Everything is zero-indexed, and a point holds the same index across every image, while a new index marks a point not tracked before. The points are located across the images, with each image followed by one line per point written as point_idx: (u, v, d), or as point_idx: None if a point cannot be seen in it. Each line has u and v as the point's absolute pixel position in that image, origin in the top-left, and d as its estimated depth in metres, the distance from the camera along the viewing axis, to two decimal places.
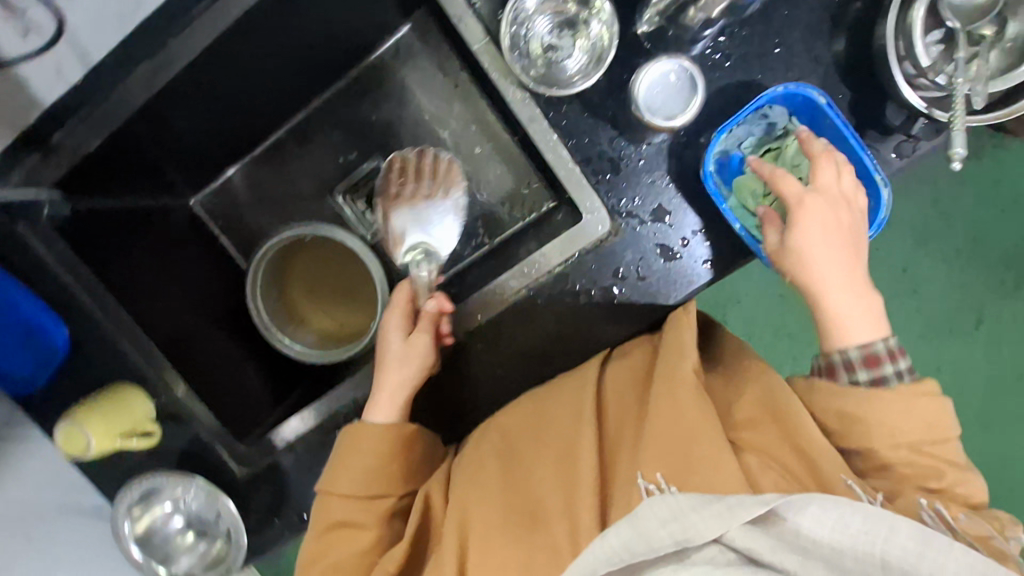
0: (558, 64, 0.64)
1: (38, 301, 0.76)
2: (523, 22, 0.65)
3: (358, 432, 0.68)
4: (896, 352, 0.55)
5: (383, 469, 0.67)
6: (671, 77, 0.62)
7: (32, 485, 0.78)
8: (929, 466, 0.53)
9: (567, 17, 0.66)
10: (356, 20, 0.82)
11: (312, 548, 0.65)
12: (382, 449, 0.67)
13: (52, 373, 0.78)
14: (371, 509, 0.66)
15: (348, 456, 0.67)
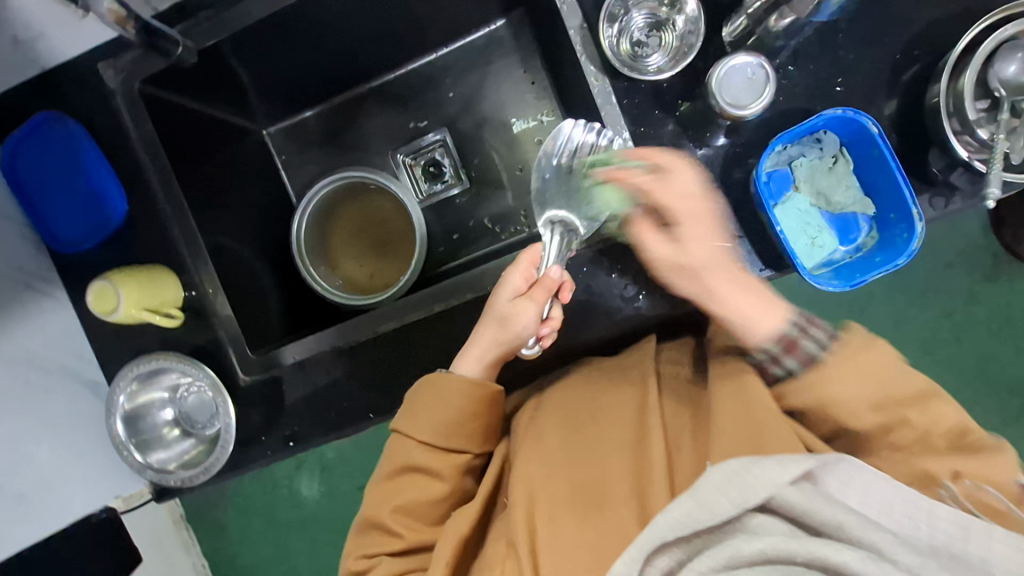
0: (641, 60, 0.70)
1: (111, 171, 0.81)
2: (619, 15, 0.70)
3: (440, 383, 0.68)
4: (805, 326, 0.59)
5: (461, 426, 0.68)
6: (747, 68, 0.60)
7: (45, 345, 0.80)
8: (915, 422, 0.57)
9: (659, 17, 0.71)
10: (460, 4, 0.91)
11: (382, 489, 0.69)
12: (461, 404, 0.67)
13: (100, 240, 0.81)
14: (448, 460, 0.68)
15: (429, 405, 0.68)
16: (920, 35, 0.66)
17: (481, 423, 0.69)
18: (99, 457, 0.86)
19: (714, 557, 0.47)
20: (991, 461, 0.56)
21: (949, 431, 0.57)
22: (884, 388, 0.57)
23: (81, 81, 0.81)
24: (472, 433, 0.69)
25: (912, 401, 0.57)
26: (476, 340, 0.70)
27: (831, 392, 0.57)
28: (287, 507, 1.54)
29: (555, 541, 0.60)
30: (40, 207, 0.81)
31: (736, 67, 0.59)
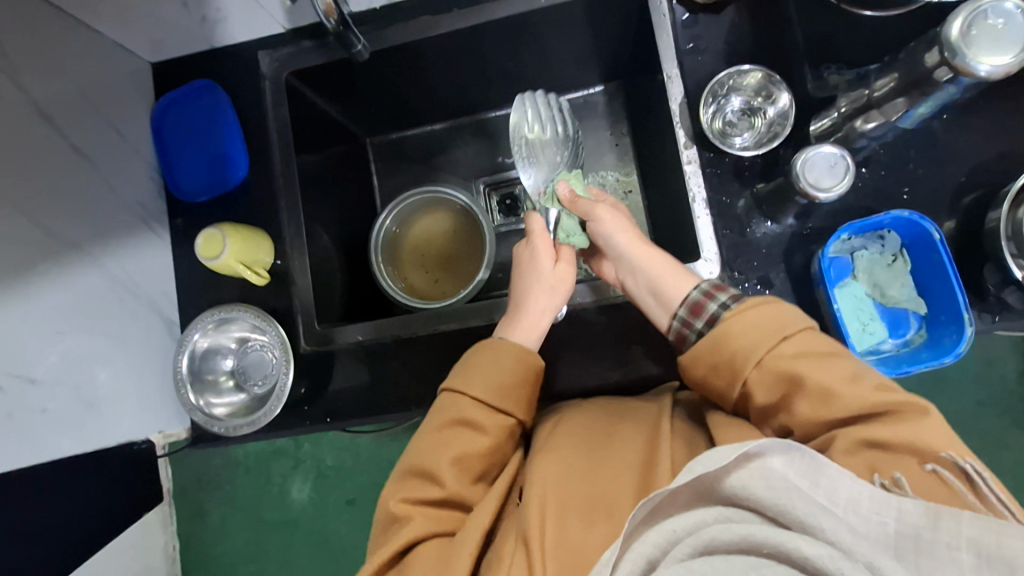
0: (729, 138, 0.79)
1: (242, 140, 0.91)
2: (719, 96, 0.79)
3: (491, 341, 0.74)
4: (710, 292, 0.67)
5: (507, 390, 0.70)
6: (833, 158, 0.69)
7: (141, 277, 0.87)
8: (817, 371, 0.58)
9: (753, 105, 0.80)
10: (569, 66, 1.03)
11: (425, 443, 0.69)
12: (512, 367, 0.71)
13: (214, 196, 0.90)
14: (492, 420, 0.69)
15: (483, 368, 0.71)
16: (984, 165, 0.74)
17: (526, 391, 0.72)
18: (150, 391, 0.90)
19: (687, 544, 0.50)
20: (920, 423, 0.54)
21: (873, 386, 0.57)
22: (781, 341, 0.59)
23: (238, 61, 0.94)
24: (524, 404, 0.72)
25: (816, 356, 0.59)
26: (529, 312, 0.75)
27: (736, 344, 0.61)
28: (273, 507, 1.36)
29: (562, 539, 0.57)
30: (175, 157, 0.91)
31: (819, 159, 0.68)
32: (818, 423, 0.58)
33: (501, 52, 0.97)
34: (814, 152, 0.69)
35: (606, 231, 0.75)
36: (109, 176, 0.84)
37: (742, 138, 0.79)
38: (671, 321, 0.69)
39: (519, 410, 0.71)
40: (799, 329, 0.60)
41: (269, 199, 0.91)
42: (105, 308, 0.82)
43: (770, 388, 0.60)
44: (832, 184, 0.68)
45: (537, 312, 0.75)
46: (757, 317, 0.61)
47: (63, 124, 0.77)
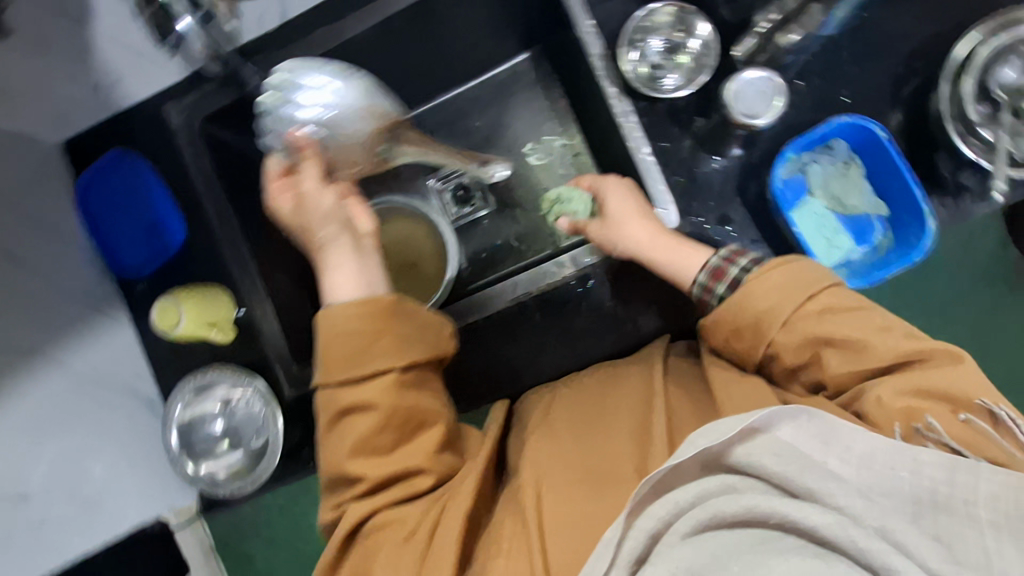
0: (658, 81, 0.76)
1: (172, 202, 0.88)
2: (637, 41, 0.76)
3: (324, 312, 0.68)
4: (730, 257, 0.67)
5: (365, 350, 0.66)
6: (764, 82, 0.71)
7: (108, 361, 0.85)
8: (845, 328, 0.60)
9: (674, 41, 0.75)
10: (485, 39, 0.99)
11: (331, 440, 0.67)
12: (360, 324, 0.67)
13: (158, 265, 0.88)
14: (369, 386, 0.65)
15: (331, 342, 0.66)
16: (920, 48, 0.71)
17: (390, 335, 0.67)
18: (150, 470, 0.89)
19: (691, 518, 0.48)
20: (955, 370, 0.56)
21: (902, 336, 0.59)
22: (807, 299, 0.61)
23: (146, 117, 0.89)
24: (397, 350, 0.67)
25: (844, 310, 0.60)
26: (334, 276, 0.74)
27: (756, 304, 0.62)
28: (310, 539, 1.38)
29: (562, 519, 0.56)
30: (109, 233, 0.88)
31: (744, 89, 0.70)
32: (851, 376, 0.60)
33: (411, 43, 0.93)
34: (745, 79, 0.70)
35: (630, 245, 0.72)
36: (45, 268, 0.81)
37: (670, 78, 0.76)
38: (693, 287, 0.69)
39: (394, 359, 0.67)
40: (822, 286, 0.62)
41: (216, 252, 0.89)
42: (81, 401, 0.80)
43: (795, 347, 0.61)
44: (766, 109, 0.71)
45: (344, 244, 0.76)
46: (783, 274, 0.62)
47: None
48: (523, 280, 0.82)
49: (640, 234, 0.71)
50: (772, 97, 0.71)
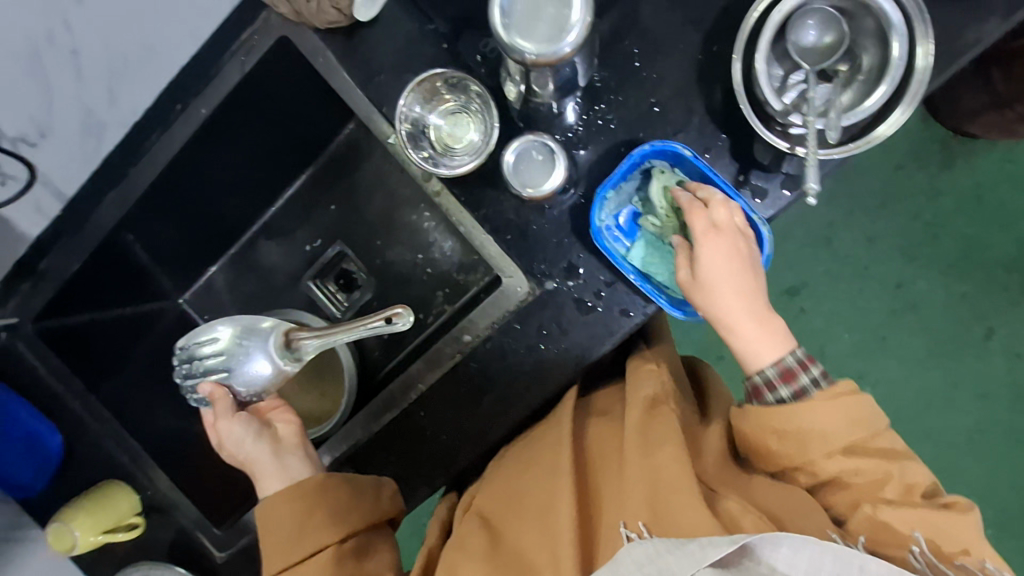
0: (458, 146, 0.72)
1: (35, 412, 0.83)
2: (420, 124, 0.71)
3: (262, 506, 0.70)
4: (804, 361, 0.63)
5: (305, 532, 0.68)
6: (527, 151, 0.67)
7: None
8: (867, 463, 0.61)
9: (452, 107, 0.72)
10: (300, 129, 0.91)
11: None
12: (291, 513, 0.69)
13: (49, 477, 0.85)
14: (312, 571, 0.67)
15: (272, 533, 0.69)
16: (714, 29, 0.65)
17: (320, 518, 0.69)
18: None
19: None
20: (914, 479, 0.62)
21: (908, 478, 0.62)
22: (865, 433, 0.61)
23: None
24: (326, 527, 0.69)
25: (851, 420, 0.60)
26: (262, 479, 0.72)
27: (774, 421, 0.61)
28: None
29: None
30: None
31: (513, 164, 0.67)
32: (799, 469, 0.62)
33: (213, 169, 0.87)
34: (515, 164, 0.67)
35: (722, 312, 0.63)
36: None
37: (466, 147, 0.70)
38: (755, 376, 0.64)
39: (325, 538, 0.68)
40: (867, 432, 0.61)
41: (100, 447, 0.85)
42: None
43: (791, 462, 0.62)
44: (545, 174, 0.67)
45: (268, 451, 0.73)
46: (765, 356, 0.64)
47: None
48: (402, 381, 0.77)
49: (726, 305, 0.62)
50: (543, 158, 0.67)
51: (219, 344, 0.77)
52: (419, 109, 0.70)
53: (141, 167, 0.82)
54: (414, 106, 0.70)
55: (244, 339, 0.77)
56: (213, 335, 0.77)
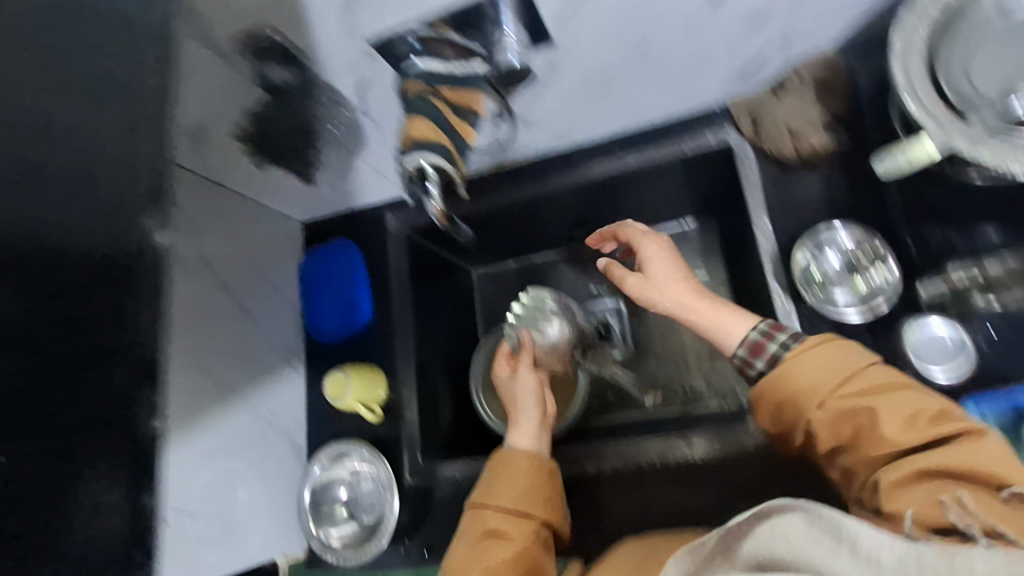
0: (832, 293, 0.77)
1: (367, 288, 1.07)
2: (818, 253, 0.79)
3: (504, 455, 0.83)
4: (769, 331, 0.65)
5: (524, 492, 0.78)
6: (938, 331, 0.73)
7: (281, 407, 1.01)
8: (937, 455, 0.53)
9: (858, 261, 0.77)
10: (660, 207, 1.08)
11: (463, 554, 0.73)
12: (524, 474, 0.80)
13: (345, 336, 1.06)
14: (511, 522, 0.75)
15: (498, 480, 0.80)
16: None
17: (547, 497, 0.79)
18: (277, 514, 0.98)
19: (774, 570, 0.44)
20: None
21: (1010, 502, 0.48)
22: (868, 392, 0.57)
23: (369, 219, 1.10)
24: (546, 504, 0.78)
25: (879, 392, 0.57)
26: (516, 433, 0.88)
27: (798, 381, 0.60)
28: None
29: None
30: (315, 302, 1.08)
31: (919, 334, 0.73)
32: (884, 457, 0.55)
33: (589, 200, 1.03)
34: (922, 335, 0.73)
35: (809, 402, 0.59)
36: (268, 328, 1.01)
37: (846, 296, 0.77)
38: (733, 359, 0.67)
39: (539, 510, 0.77)
40: (854, 364, 0.59)
41: (390, 340, 1.04)
42: (257, 439, 0.95)
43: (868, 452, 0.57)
44: (947, 359, 0.71)
45: (536, 412, 0.90)
46: (887, 414, 0.56)
47: (215, 260, 0.91)
48: (654, 447, 0.85)
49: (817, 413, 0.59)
50: (950, 341, 0.72)
51: (538, 312, 0.96)
52: (817, 246, 0.79)
53: (555, 168, 0.99)
54: (815, 243, 0.79)
55: (551, 318, 0.97)
56: (528, 300, 0.97)
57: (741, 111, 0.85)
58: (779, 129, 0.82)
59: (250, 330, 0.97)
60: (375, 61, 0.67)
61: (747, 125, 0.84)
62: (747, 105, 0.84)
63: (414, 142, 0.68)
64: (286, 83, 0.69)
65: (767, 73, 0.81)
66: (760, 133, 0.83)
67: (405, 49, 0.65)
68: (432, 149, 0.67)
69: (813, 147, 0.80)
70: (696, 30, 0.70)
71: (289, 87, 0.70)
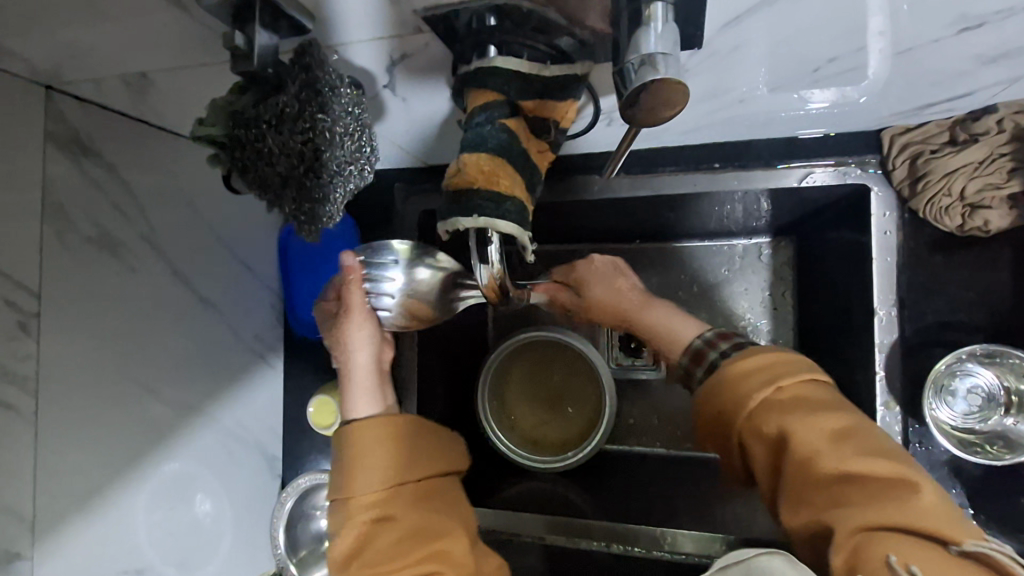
0: (947, 413, 0.66)
1: None
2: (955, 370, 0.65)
3: (349, 433, 0.58)
4: (713, 340, 0.61)
5: (395, 458, 0.57)
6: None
7: (251, 411, 0.84)
8: (898, 508, 0.41)
9: (994, 393, 0.65)
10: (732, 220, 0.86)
11: (342, 549, 0.54)
12: (382, 439, 0.57)
13: None
14: (399, 499, 0.55)
15: (354, 459, 0.56)
16: None
17: (415, 450, 0.59)
18: (250, 534, 0.83)
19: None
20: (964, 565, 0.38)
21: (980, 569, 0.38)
22: (842, 427, 0.47)
23: (374, 186, 0.85)
24: (417, 459, 0.59)
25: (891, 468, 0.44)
26: (355, 395, 0.61)
27: (747, 368, 0.53)
28: None
29: None
30: (297, 284, 0.87)
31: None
32: (817, 469, 0.46)
33: (659, 212, 0.78)
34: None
35: (811, 436, 0.47)
36: (237, 320, 0.81)
37: (970, 408, 0.66)
38: (678, 365, 0.64)
39: (408, 473, 0.57)
40: (793, 378, 0.51)
41: None
42: (222, 456, 0.79)
43: (793, 451, 0.47)
44: None
45: (371, 371, 0.62)
46: (816, 413, 0.48)
47: (171, 251, 0.69)
48: (672, 535, 0.75)
49: (752, 392, 0.51)
50: None
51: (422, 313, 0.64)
52: (953, 360, 0.63)
53: (629, 173, 0.71)
54: (955, 357, 0.63)
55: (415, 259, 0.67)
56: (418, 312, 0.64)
57: (901, 155, 0.62)
58: (951, 194, 0.62)
59: (215, 322, 0.77)
60: (419, 32, 0.45)
61: (903, 173, 0.63)
62: (911, 148, 0.61)
63: (469, 191, 0.45)
64: (267, 66, 0.44)
65: (955, 109, 0.58)
66: (921, 193, 0.63)
67: (472, 30, 0.42)
68: (498, 206, 0.45)
69: (985, 224, 0.62)
70: (902, 57, 0.49)
71: (269, 72, 0.44)
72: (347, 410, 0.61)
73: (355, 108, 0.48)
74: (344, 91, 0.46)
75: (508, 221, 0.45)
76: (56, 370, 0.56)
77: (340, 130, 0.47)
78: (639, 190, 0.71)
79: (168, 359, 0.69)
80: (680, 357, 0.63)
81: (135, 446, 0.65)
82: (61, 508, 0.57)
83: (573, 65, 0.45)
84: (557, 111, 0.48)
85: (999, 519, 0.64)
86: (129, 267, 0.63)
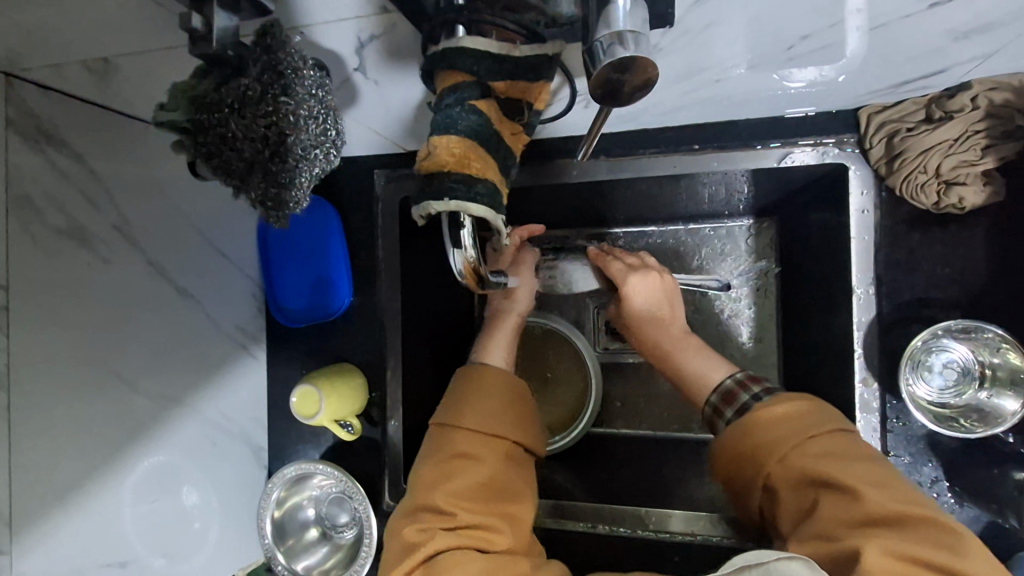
0: (923, 389, 0.67)
1: (347, 263, 0.84)
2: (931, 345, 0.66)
3: (479, 373, 0.67)
4: (745, 382, 0.61)
5: (503, 418, 0.63)
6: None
7: (233, 401, 0.84)
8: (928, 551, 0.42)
9: (968, 366, 0.66)
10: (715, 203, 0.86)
11: (426, 477, 0.59)
12: (501, 393, 0.65)
13: (314, 322, 0.85)
14: (487, 454, 0.60)
15: (473, 403, 0.64)
16: None
17: (520, 421, 0.64)
18: (237, 525, 0.83)
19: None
20: None
21: None
22: (877, 478, 0.48)
23: (354, 173, 0.84)
24: (519, 432, 0.64)
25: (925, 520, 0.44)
26: (497, 339, 0.71)
27: (782, 411, 0.54)
28: None
29: None
30: (278, 274, 0.86)
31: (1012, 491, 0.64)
32: (846, 510, 0.46)
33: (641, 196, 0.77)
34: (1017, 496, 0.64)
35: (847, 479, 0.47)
36: (216, 310, 0.80)
37: (946, 383, 0.67)
38: (705, 407, 0.63)
39: (510, 439, 0.63)
40: (827, 426, 0.52)
41: (374, 331, 0.85)
42: (206, 448, 0.78)
43: (825, 491, 0.48)
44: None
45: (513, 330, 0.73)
46: (848, 462, 0.49)
47: (144, 241, 0.68)
48: (656, 516, 0.77)
49: (785, 435, 0.52)
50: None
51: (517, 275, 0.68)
52: (930, 337, 0.64)
53: (608, 156, 0.71)
54: (931, 333, 0.64)
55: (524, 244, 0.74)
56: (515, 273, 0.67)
57: (878, 133, 0.61)
58: (926, 171, 0.62)
59: (194, 313, 0.75)
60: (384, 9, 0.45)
61: (880, 152, 0.63)
62: (888, 125, 0.61)
63: (440, 174, 0.45)
64: (227, 49, 0.43)
65: (930, 86, 0.58)
66: (898, 171, 0.63)
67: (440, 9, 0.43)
68: (468, 190, 0.45)
69: (960, 201, 0.62)
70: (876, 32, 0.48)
71: (229, 54, 0.43)
72: (483, 351, 0.71)
73: (318, 90, 0.47)
74: (307, 72, 0.46)
75: (478, 204, 0.45)
76: (27, 363, 0.55)
77: (304, 113, 0.45)
78: (619, 173, 0.70)
79: (144, 352, 0.68)
80: (710, 399, 0.63)
81: (113, 439, 0.64)
82: (37, 504, 0.56)
83: (544, 45, 0.45)
84: (527, 91, 0.47)
85: (974, 491, 0.65)
86: (100, 258, 0.62)
